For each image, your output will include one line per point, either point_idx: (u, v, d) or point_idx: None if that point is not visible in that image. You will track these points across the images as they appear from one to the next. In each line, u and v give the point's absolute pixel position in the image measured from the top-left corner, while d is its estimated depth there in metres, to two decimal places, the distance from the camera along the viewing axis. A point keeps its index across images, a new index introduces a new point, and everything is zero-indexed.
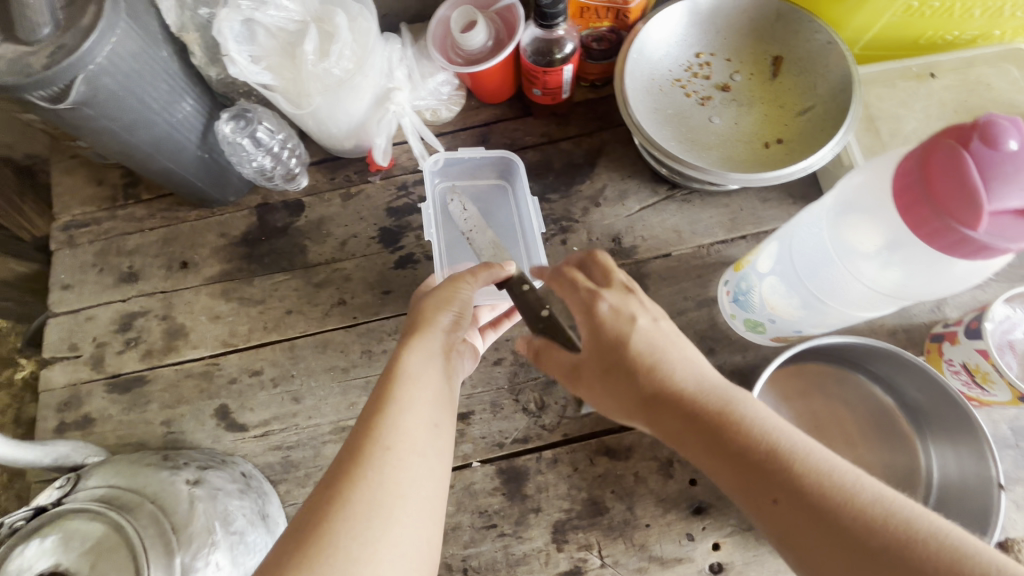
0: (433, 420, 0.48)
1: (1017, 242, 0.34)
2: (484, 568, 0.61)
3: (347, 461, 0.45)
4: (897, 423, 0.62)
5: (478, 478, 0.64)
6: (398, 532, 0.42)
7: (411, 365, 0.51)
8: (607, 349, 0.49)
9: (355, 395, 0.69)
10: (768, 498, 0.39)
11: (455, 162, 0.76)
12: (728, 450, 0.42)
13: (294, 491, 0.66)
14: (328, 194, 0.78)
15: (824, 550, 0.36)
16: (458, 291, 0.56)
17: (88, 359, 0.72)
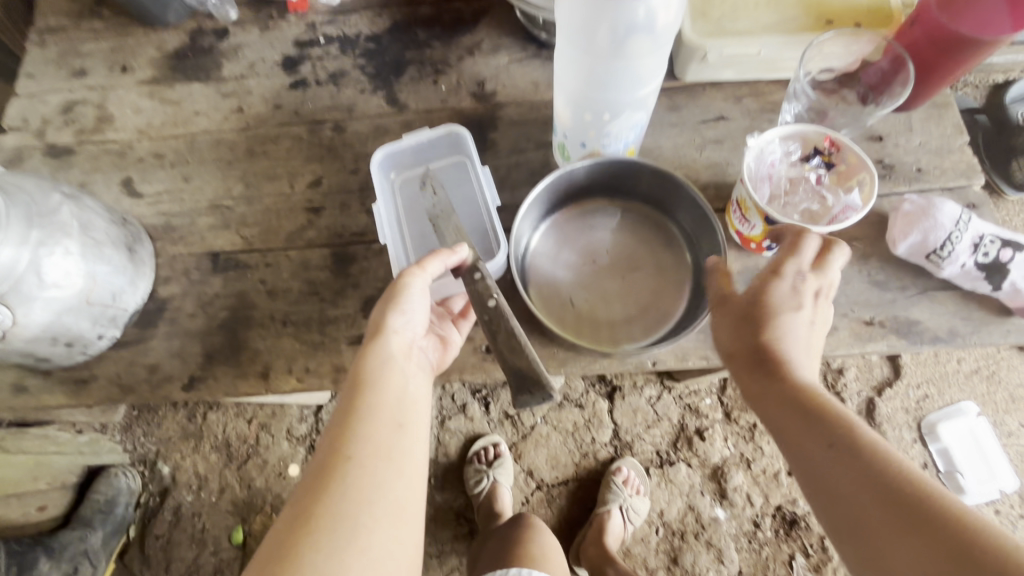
0: (397, 420, 0.61)
1: None
2: (300, 322, 0.73)
3: (330, 453, 0.58)
4: (653, 218, 0.77)
5: (315, 256, 0.76)
6: (377, 516, 0.56)
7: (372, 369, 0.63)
8: (743, 318, 0.56)
9: (233, 182, 0.81)
10: (829, 464, 0.49)
11: (401, 153, 0.79)
12: (791, 411, 0.52)
13: (166, 248, 0.78)
14: (248, 25, 0.90)
15: (878, 514, 0.46)
16: (407, 290, 0.65)
17: (33, 131, 0.87)
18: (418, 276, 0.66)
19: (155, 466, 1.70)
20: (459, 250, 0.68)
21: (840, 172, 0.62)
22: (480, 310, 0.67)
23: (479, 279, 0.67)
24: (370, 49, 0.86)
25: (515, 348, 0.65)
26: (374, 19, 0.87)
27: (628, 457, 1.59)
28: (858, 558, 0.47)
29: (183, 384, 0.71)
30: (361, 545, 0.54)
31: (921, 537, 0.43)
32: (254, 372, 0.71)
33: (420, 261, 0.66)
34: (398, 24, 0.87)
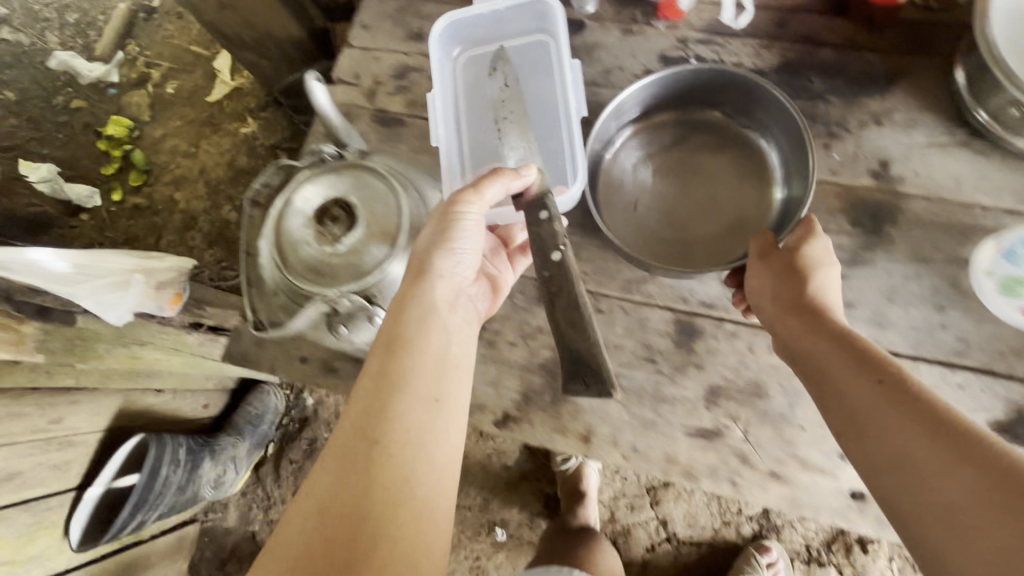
0: (433, 394, 0.51)
1: None
2: (631, 391, 0.65)
3: (383, 394, 0.50)
4: (743, 134, 0.75)
5: (654, 317, 0.67)
6: (402, 450, 0.48)
7: (413, 325, 0.54)
8: (771, 279, 0.58)
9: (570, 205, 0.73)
10: (857, 396, 0.47)
11: (472, 24, 0.77)
12: (822, 349, 0.51)
13: None
14: (608, 25, 0.79)
15: (892, 442, 0.43)
16: (460, 222, 0.57)
17: (365, 90, 0.83)
18: (473, 203, 0.57)
19: (301, 395, 1.73)
20: (523, 172, 0.59)
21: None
22: (541, 263, 0.60)
23: (544, 221, 0.61)
24: None
25: (575, 324, 0.58)
26: (760, 50, 0.75)
27: (777, 538, 1.28)
28: (907, 499, 0.41)
29: (496, 418, 0.66)
30: (393, 468, 0.47)
31: (944, 449, 0.40)
32: (573, 431, 0.64)
33: (477, 185, 0.57)
34: (789, 63, 0.74)
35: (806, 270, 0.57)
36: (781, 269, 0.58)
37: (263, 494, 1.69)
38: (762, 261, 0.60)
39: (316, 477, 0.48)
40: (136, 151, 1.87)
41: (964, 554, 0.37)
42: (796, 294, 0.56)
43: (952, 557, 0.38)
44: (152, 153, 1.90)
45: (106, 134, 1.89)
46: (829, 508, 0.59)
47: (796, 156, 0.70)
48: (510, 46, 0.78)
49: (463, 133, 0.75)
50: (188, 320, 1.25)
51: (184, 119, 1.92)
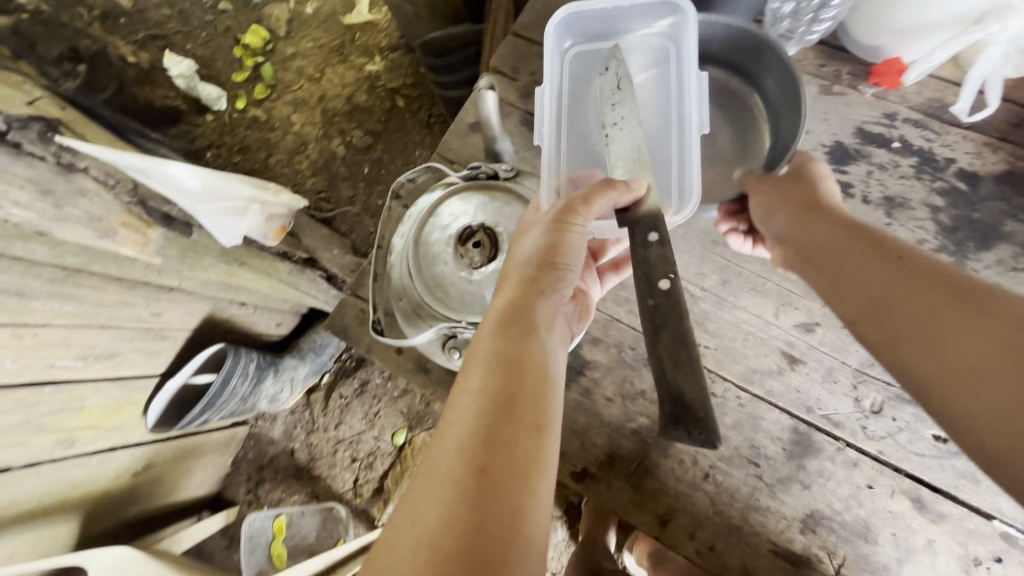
0: (536, 421, 0.39)
1: None
2: (724, 489, 0.61)
3: (488, 417, 0.38)
4: (741, 95, 0.70)
5: (769, 417, 0.62)
6: (513, 474, 0.36)
7: (512, 343, 0.43)
8: (789, 194, 0.54)
9: (709, 270, 0.67)
10: (880, 286, 0.44)
11: (588, 18, 0.67)
12: (835, 249, 0.48)
13: (607, 303, 0.69)
14: (806, 78, 0.71)
15: (921, 321, 0.40)
16: (570, 234, 0.48)
17: (520, 88, 0.79)
18: (584, 218, 0.49)
19: None
20: (637, 184, 0.50)
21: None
22: (643, 292, 0.48)
23: (654, 245, 0.50)
24: (956, 190, 0.64)
25: (682, 362, 0.43)
26: (982, 150, 0.64)
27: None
28: (925, 366, 0.39)
29: (572, 470, 0.64)
30: (508, 494, 0.35)
31: (956, 313, 0.38)
32: (651, 510, 0.62)
33: (587, 196, 0.49)
34: (1015, 175, 0.63)
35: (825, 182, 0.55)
36: (789, 182, 0.55)
37: (309, 417, 1.56)
38: (774, 178, 0.56)
39: (412, 505, 0.35)
40: (267, 64, 1.90)
41: (973, 396, 0.36)
42: (810, 198, 0.53)
43: (970, 406, 0.36)
44: (281, 70, 1.90)
45: (243, 42, 1.92)
46: None
47: (789, 102, 0.63)
48: (625, 45, 0.69)
49: (563, 139, 0.68)
50: (280, 248, 1.25)
51: (317, 42, 1.91)
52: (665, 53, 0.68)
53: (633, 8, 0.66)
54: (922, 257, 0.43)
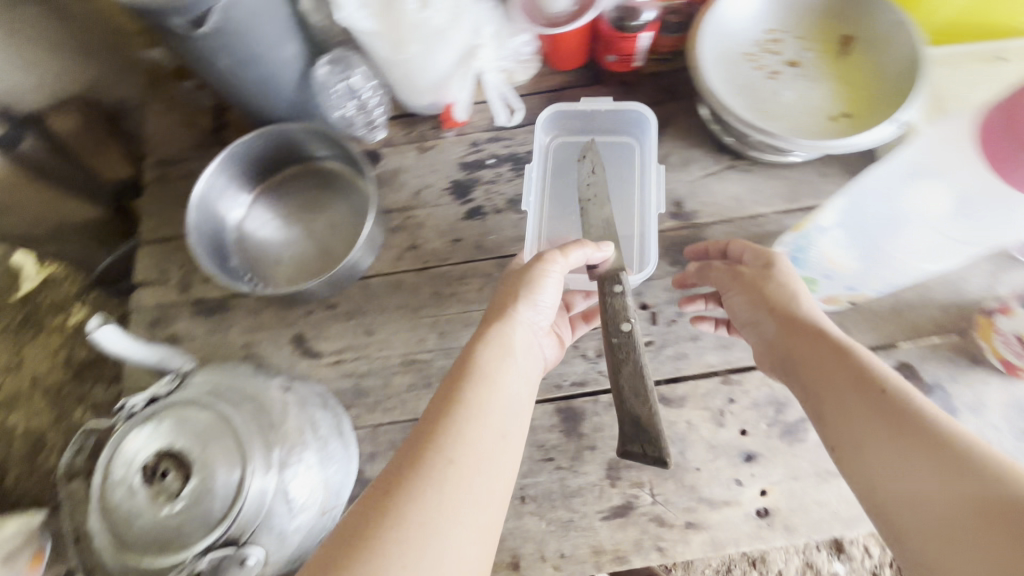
0: (502, 429, 0.49)
1: None
2: (541, 498, 0.65)
3: (366, 541, 0.40)
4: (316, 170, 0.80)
5: (537, 414, 0.69)
6: (468, 476, 0.44)
7: (494, 360, 0.53)
8: (760, 299, 0.58)
9: (424, 332, 0.73)
10: (847, 404, 0.46)
11: (226, 177, 0.75)
12: (802, 349, 0.52)
13: (364, 416, 0.70)
14: (403, 147, 0.82)
15: (882, 449, 0.42)
16: (546, 275, 0.60)
17: (176, 283, 0.77)
18: (558, 264, 0.61)
19: None
20: (605, 247, 0.63)
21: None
22: (610, 331, 0.61)
23: (618, 294, 0.63)
24: (546, 168, 0.79)
25: (638, 393, 0.56)
26: (544, 133, 0.81)
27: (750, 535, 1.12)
28: (889, 486, 0.41)
29: None
30: (456, 498, 0.43)
31: (913, 447, 0.41)
32: (501, 562, 0.63)
33: (563, 247, 0.61)
34: (572, 138, 0.81)
35: (785, 282, 0.58)
36: (747, 275, 0.61)
37: None
38: (734, 278, 0.62)
39: None
40: None
41: (947, 560, 0.36)
42: (775, 308, 0.56)
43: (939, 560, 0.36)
44: None
45: None
46: (744, 535, 0.62)
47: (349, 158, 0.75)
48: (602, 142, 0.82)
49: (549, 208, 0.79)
50: None
51: None
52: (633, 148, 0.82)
53: (210, 188, 0.73)
54: (903, 388, 0.44)
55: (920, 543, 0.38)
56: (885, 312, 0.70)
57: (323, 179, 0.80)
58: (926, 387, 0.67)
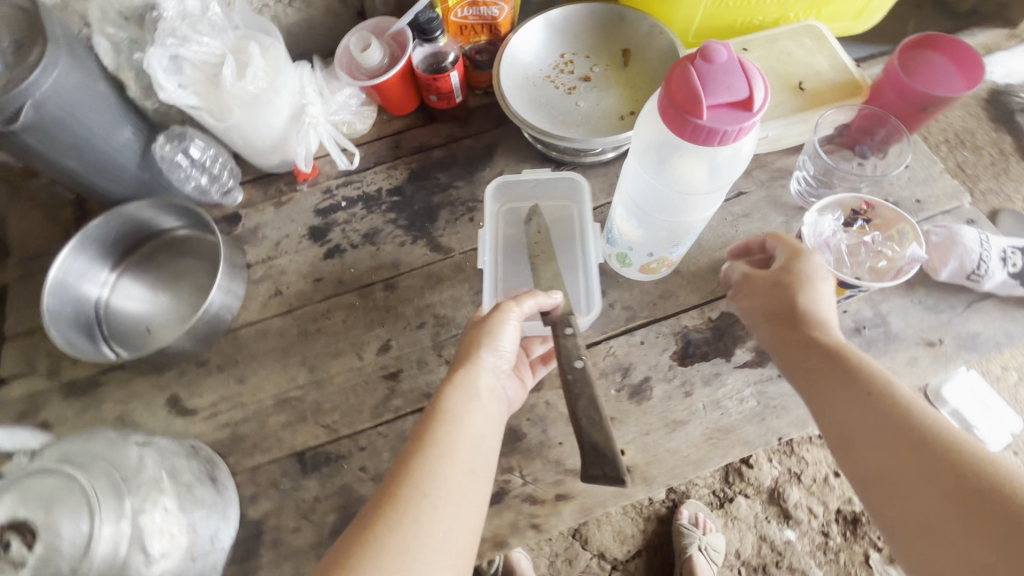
0: (469, 466, 0.54)
1: (729, 123, 0.46)
2: None
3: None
4: (179, 240, 0.84)
5: (409, 425, 0.72)
6: (442, 510, 0.50)
7: (460, 404, 0.58)
8: (783, 302, 0.61)
9: (295, 369, 0.76)
10: (868, 417, 0.51)
11: (87, 261, 0.78)
12: (813, 353, 0.57)
13: (243, 461, 0.71)
14: (261, 205, 0.87)
15: (899, 458, 0.48)
16: (501, 325, 0.63)
17: (44, 371, 0.78)
18: (514, 312, 0.64)
19: None
20: (554, 295, 0.68)
21: (883, 225, 0.69)
22: (565, 368, 0.64)
23: (570, 334, 0.67)
24: (396, 202, 0.87)
25: (597, 420, 0.61)
26: (389, 171, 0.89)
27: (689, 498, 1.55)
28: (885, 483, 0.48)
29: None
30: (430, 531, 0.48)
31: (913, 458, 0.47)
32: None
33: (518, 298, 0.65)
34: (415, 171, 0.89)
35: (802, 286, 0.61)
36: (761, 283, 0.64)
37: None
38: (762, 286, 0.64)
39: None
40: None
41: (941, 554, 0.43)
42: (795, 312, 0.60)
43: (919, 554, 0.44)
44: None
45: None
46: (609, 495, 0.67)
47: (200, 223, 0.78)
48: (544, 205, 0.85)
49: (499, 272, 0.81)
50: None
51: None
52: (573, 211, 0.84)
53: (69, 272, 0.75)
54: (902, 402, 0.50)
55: (917, 541, 0.45)
56: (705, 272, 0.79)
57: (186, 246, 0.83)
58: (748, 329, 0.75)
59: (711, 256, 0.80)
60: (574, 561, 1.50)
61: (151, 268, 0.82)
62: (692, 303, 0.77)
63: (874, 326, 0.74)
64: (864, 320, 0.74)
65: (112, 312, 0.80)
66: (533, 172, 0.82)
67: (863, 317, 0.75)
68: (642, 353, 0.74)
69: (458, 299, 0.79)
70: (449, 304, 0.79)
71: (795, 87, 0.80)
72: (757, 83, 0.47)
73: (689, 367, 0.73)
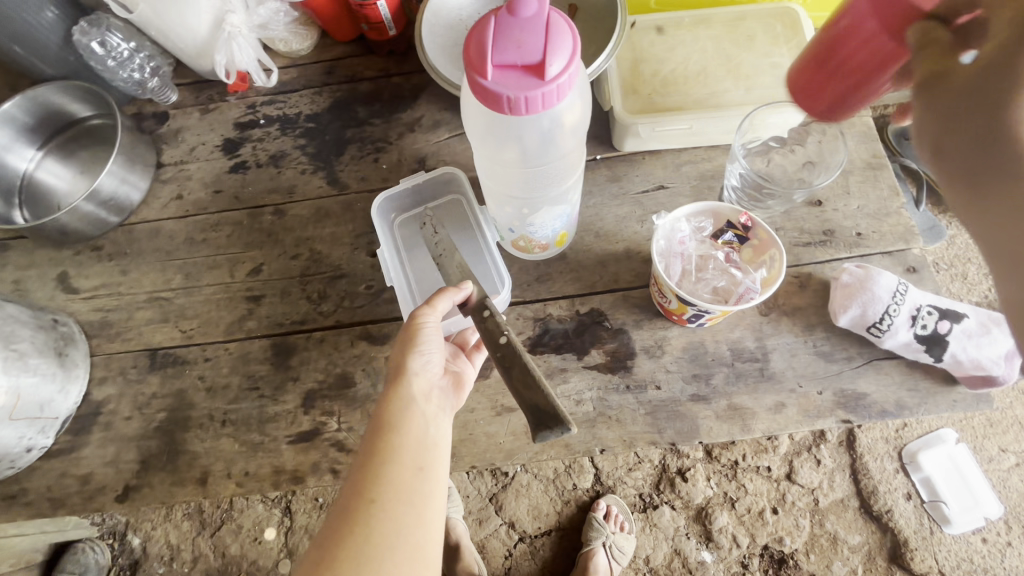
0: (418, 464, 0.51)
1: (512, 89, 0.41)
2: (239, 422, 0.70)
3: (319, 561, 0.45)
4: (104, 128, 0.87)
5: (254, 348, 0.73)
6: (394, 514, 0.48)
7: (394, 413, 0.53)
8: (984, 99, 0.37)
9: (172, 273, 0.79)
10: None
11: (11, 135, 0.82)
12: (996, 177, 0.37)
13: (103, 345, 0.76)
14: (189, 109, 0.88)
15: None
16: (421, 330, 0.57)
17: None
18: (431, 315, 0.58)
19: (127, 536, 1.37)
20: (467, 286, 0.60)
21: (755, 247, 0.61)
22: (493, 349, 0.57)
23: (490, 318, 0.59)
24: (310, 129, 0.85)
25: (530, 385, 0.54)
26: (314, 97, 0.87)
27: (612, 492, 1.33)
28: None
29: (118, 494, 0.68)
30: (386, 538, 0.46)
31: None
32: (191, 477, 0.68)
33: (431, 300, 0.58)
34: (338, 102, 0.86)
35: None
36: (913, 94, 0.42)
37: None
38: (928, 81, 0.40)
39: None
40: None
41: None
42: (999, 123, 0.37)
43: None
44: None
45: None
46: None
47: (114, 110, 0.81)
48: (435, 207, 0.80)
49: (411, 281, 0.76)
50: None
51: None
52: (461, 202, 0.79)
53: None
54: None
55: None
56: (591, 264, 0.73)
57: (108, 134, 0.86)
58: (612, 332, 0.70)
59: (602, 246, 0.74)
60: (482, 522, 1.35)
61: (76, 150, 0.86)
62: (566, 292, 0.72)
63: (750, 360, 0.66)
64: (741, 351, 0.67)
65: (34, 186, 0.85)
66: (408, 178, 0.77)
67: (742, 347, 0.67)
68: None
69: (338, 238, 0.79)
70: (328, 241, 0.78)
71: (741, 76, 0.71)
72: (557, 50, 0.41)
73: (537, 356, 0.69)
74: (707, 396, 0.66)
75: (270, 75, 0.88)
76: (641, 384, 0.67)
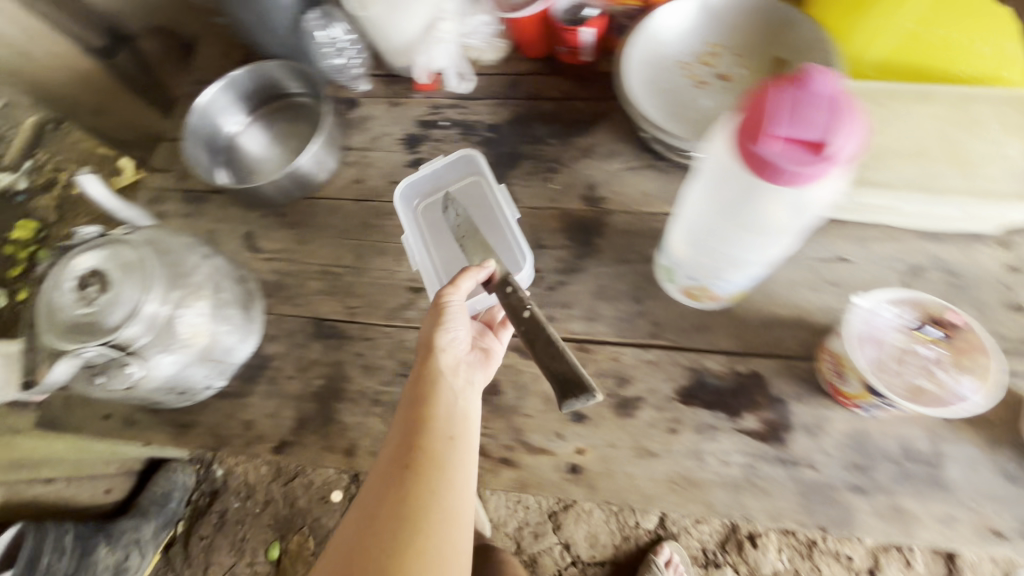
0: (447, 434, 0.55)
1: (792, 164, 0.41)
2: (389, 404, 0.74)
3: (363, 515, 0.51)
4: (301, 107, 0.95)
5: (410, 337, 0.77)
6: (431, 481, 0.52)
7: (427, 385, 0.57)
8: None
9: (344, 251, 0.85)
10: None
11: (228, 99, 0.91)
12: None
13: (276, 305, 0.83)
14: (379, 100, 0.94)
15: None
16: (447, 309, 0.61)
17: (176, 175, 0.95)
18: (454, 296, 0.61)
19: None
20: (490, 265, 0.64)
21: (959, 348, 0.58)
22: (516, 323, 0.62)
23: (513, 293, 0.64)
24: (488, 138, 0.89)
25: (555, 355, 0.59)
26: (495, 108, 0.91)
27: (675, 540, 1.30)
28: None
29: (274, 446, 0.74)
30: (422, 501, 0.51)
31: None
32: (340, 447, 0.73)
33: (454, 280, 0.62)
34: (518, 115, 0.89)
35: None
36: None
37: None
38: None
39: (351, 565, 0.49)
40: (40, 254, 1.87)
41: None
42: None
43: None
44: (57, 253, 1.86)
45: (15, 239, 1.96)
46: (551, 485, 0.68)
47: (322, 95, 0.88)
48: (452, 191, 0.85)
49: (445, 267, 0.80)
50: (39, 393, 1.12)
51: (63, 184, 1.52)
52: (479, 181, 0.85)
53: (213, 104, 0.89)
54: None
55: None
56: (756, 324, 0.72)
57: (304, 113, 0.94)
58: (770, 400, 0.68)
59: (770, 307, 0.72)
60: (538, 536, 1.35)
61: (274, 122, 0.95)
62: (725, 348, 0.71)
63: (922, 463, 0.62)
64: (913, 452, 0.63)
65: (234, 147, 0.94)
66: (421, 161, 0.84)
67: (914, 447, 0.63)
68: (646, 372, 0.71)
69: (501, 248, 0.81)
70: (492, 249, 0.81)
71: (962, 160, 0.67)
72: (845, 131, 0.40)
73: (688, 407, 0.68)
74: (867, 489, 0.62)
75: (461, 82, 0.92)
76: (795, 460, 0.64)
